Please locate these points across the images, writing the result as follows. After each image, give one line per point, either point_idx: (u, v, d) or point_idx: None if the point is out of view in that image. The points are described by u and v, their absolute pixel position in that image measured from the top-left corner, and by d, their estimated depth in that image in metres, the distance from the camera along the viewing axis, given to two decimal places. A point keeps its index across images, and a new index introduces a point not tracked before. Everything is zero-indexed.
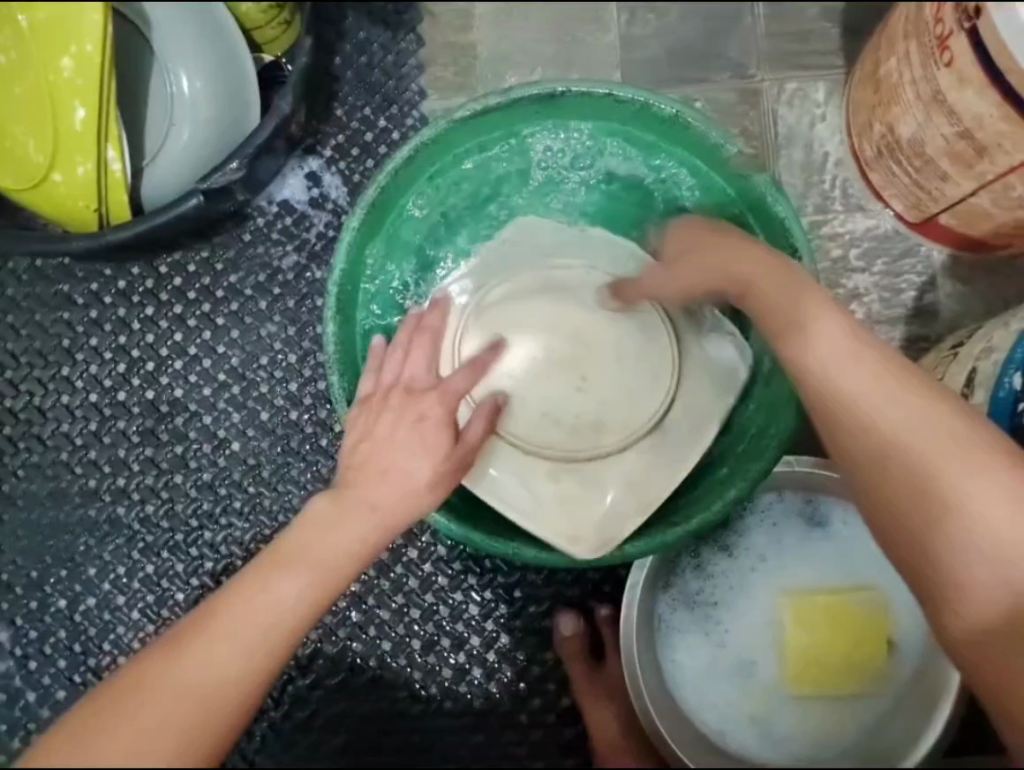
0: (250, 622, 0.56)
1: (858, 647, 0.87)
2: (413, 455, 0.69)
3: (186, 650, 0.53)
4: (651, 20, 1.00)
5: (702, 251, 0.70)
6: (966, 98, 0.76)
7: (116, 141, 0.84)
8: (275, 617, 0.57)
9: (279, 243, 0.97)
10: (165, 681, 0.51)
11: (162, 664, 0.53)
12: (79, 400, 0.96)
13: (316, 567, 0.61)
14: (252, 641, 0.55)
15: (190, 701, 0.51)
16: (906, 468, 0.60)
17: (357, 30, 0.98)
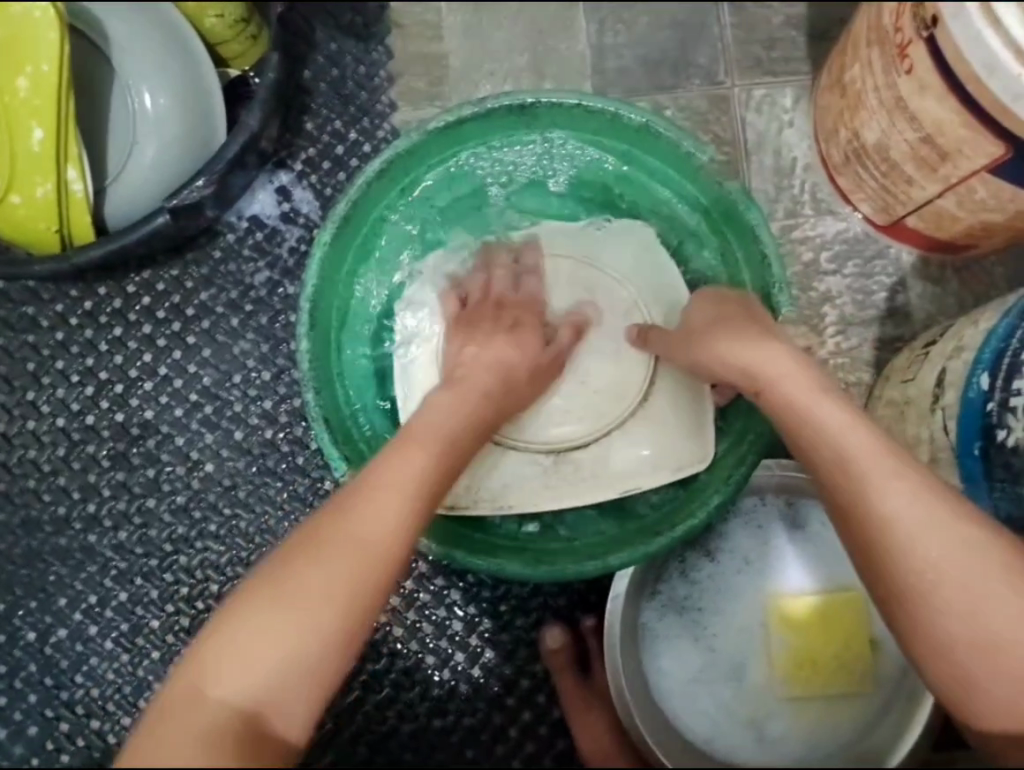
0: (391, 488, 0.63)
1: (838, 657, 0.88)
2: (505, 349, 0.78)
3: (341, 519, 0.61)
4: (621, 28, 1.00)
5: (715, 338, 0.75)
6: (928, 105, 0.78)
7: (77, 161, 0.82)
8: (410, 480, 0.64)
9: (251, 260, 0.95)
10: (329, 544, 0.59)
11: (324, 531, 0.60)
12: (46, 425, 0.94)
13: (433, 440, 0.68)
14: (399, 502, 0.62)
15: (355, 559, 0.59)
16: (907, 570, 0.64)
17: (326, 42, 0.97)
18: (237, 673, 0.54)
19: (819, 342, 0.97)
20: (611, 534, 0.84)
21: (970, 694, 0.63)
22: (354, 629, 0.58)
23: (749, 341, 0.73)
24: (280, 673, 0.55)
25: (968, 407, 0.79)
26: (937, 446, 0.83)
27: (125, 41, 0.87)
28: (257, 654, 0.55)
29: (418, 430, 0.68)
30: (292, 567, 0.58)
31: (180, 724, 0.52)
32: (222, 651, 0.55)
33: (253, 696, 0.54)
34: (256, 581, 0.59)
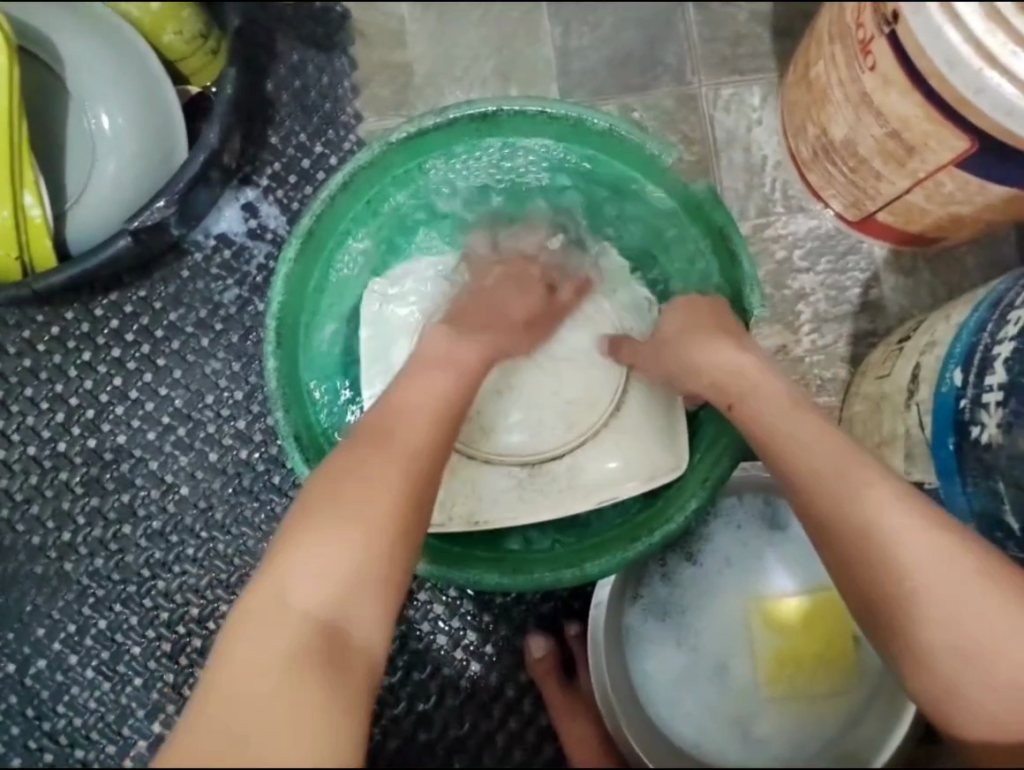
0: (420, 407, 0.66)
1: (823, 664, 0.88)
2: (517, 292, 0.81)
3: (381, 436, 0.62)
4: (585, 28, 0.99)
5: (693, 351, 0.75)
6: (892, 100, 0.77)
7: (33, 187, 0.80)
8: (441, 401, 0.67)
9: (219, 278, 0.94)
10: (381, 452, 0.61)
11: (365, 448, 0.61)
12: (17, 454, 0.92)
13: (451, 362, 0.71)
14: (437, 423, 0.65)
15: (404, 467, 0.61)
16: (887, 580, 0.64)
17: (287, 53, 0.96)
18: (313, 583, 0.54)
19: (794, 341, 0.97)
20: (589, 543, 0.83)
21: (956, 705, 0.64)
22: (414, 530, 0.59)
23: (724, 354, 0.74)
24: (355, 578, 0.55)
25: (942, 403, 0.78)
26: (913, 442, 0.83)
27: (79, 60, 0.85)
28: (330, 557, 0.55)
29: (439, 356, 0.71)
30: (341, 483, 0.59)
31: (265, 637, 0.51)
32: (293, 559, 0.55)
33: (333, 602, 0.54)
34: (311, 495, 0.59)
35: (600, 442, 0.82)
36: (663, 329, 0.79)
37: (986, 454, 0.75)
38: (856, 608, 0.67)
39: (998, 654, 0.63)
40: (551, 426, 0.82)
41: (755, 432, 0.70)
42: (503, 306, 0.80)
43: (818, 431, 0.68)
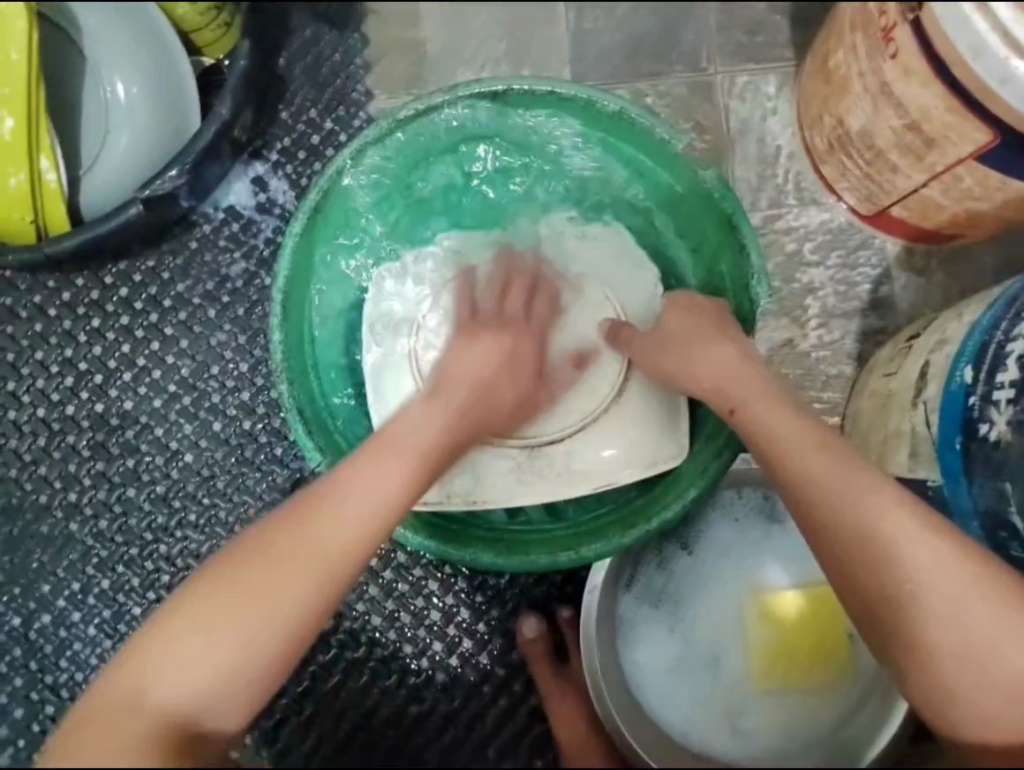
0: (356, 506, 0.63)
1: (814, 661, 0.88)
2: (507, 339, 0.77)
3: (295, 529, 0.61)
4: (601, 13, 0.98)
5: (687, 342, 0.74)
6: (914, 90, 0.76)
7: (49, 151, 0.82)
8: (380, 503, 0.63)
9: (227, 250, 0.95)
10: (289, 548, 0.61)
11: (281, 540, 0.61)
12: (27, 414, 0.94)
13: (415, 451, 0.67)
14: (361, 525, 0.63)
15: (305, 568, 0.60)
16: (887, 585, 0.63)
17: (302, 29, 0.96)
18: (182, 676, 0.56)
19: (801, 336, 0.96)
20: (586, 527, 0.84)
21: (957, 708, 0.63)
22: (298, 633, 0.60)
23: (714, 351, 0.73)
24: (221, 680, 0.57)
25: (950, 401, 0.77)
26: (917, 440, 0.82)
27: (97, 31, 0.88)
28: (201, 658, 0.57)
29: (401, 440, 0.67)
30: (235, 571, 0.60)
31: (114, 722, 0.53)
32: (169, 647, 0.57)
33: (194, 698, 0.56)
34: (206, 574, 0.61)
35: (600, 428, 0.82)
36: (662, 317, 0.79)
37: (994, 454, 0.73)
38: (859, 612, 0.66)
39: (996, 653, 0.62)
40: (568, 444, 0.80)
41: (753, 441, 0.69)
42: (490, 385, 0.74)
43: (796, 425, 0.68)
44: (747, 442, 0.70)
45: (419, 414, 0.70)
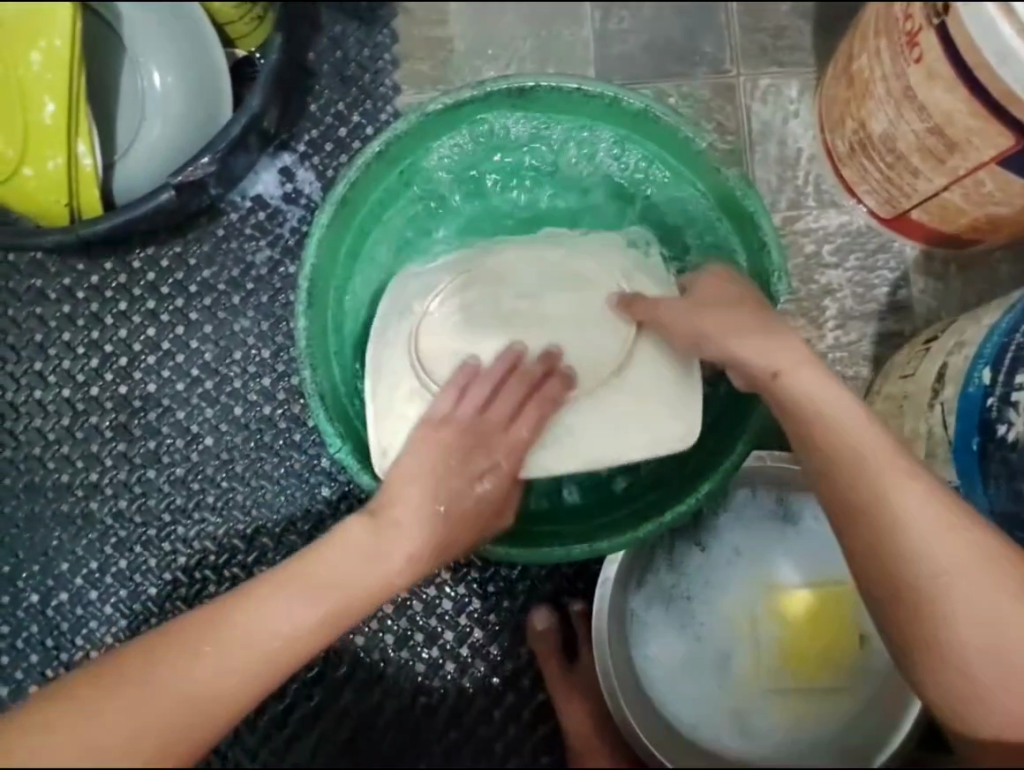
0: (252, 638, 0.60)
1: (826, 664, 0.88)
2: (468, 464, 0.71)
3: (180, 652, 0.58)
4: (626, 16, 1.00)
5: (725, 312, 0.70)
6: (937, 94, 0.77)
7: (87, 136, 0.85)
8: (281, 637, 0.60)
9: (252, 238, 0.97)
10: (167, 671, 0.57)
11: (164, 660, 0.58)
12: (52, 394, 0.95)
13: (336, 590, 0.63)
14: (253, 660, 0.59)
15: (180, 701, 0.57)
16: (909, 574, 0.63)
17: (333, 25, 0.98)
18: None
19: (818, 337, 0.97)
20: (601, 521, 0.84)
21: (965, 698, 0.63)
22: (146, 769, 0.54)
23: (761, 332, 0.68)
24: None
25: (967, 403, 0.77)
26: (934, 440, 0.82)
27: (136, 22, 0.90)
28: None
29: (320, 576, 0.63)
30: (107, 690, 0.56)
31: None
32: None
33: None
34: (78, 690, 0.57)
35: (596, 403, 0.76)
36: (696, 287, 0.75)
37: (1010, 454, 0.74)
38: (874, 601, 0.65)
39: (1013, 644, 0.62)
40: (546, 414, 0.74)
41: (791, 416, 0.66)
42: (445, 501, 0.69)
43: (836, 399, 0.65)
44: (783, 418, 0.67)
45: (353, 546, 0.65)
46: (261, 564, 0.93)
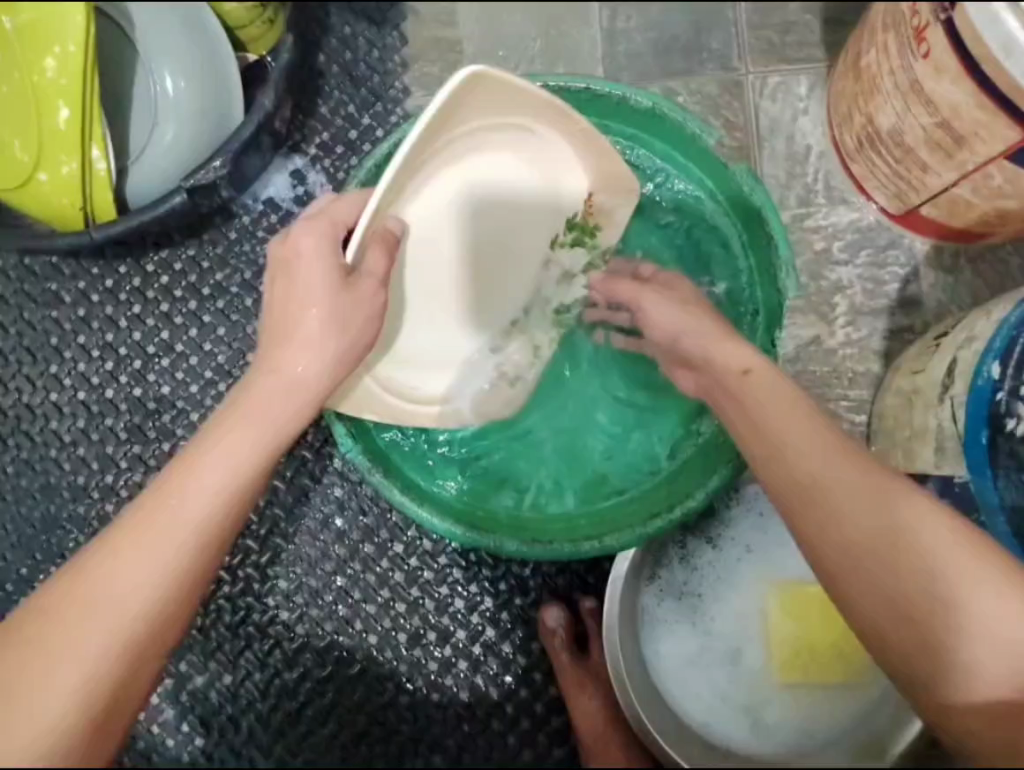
0: (163, 528, 0.59)
1: (830, 666, 0.89)
2: (300, 268, 0.66)
3: (94, 570, 0.58)
4: (634, 15, 1.00)
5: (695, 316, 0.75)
6: (944, 89, 0.76)
7: (100, 141, 0.85)
8: (194, 512, 0.60)
9: (264, 240, 0.97)
10: (87, 591, 0.57)
11: (81, 580, 0.57)
12: (67, 397, 0.97)
13: (233, 451, 0.63)
14: (172, 548, 0.59)
15: (119, 611, 0.57)
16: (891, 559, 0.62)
17: (342, 27, 0.99)
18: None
19: (828, 333, 0.97)
20: (614, 518, 0.83)
21: (953, 672, 0.60)
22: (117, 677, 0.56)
23: (703, 323, 0.74)
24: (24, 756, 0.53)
25: (976, 396, 0.78)
26: (943, 435, 0.82)
27: (148, 25, 0.91)
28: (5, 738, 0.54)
29: (213, 447, 0.62)
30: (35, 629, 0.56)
31: None
32: None
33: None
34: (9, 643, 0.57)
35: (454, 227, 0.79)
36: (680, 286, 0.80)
37: None
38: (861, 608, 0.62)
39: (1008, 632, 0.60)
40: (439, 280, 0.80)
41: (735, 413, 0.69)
42: (299, 345, 0.66)
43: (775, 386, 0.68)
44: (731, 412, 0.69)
45: (236, 407, 0.64)
46: (275, 563, 0.95)
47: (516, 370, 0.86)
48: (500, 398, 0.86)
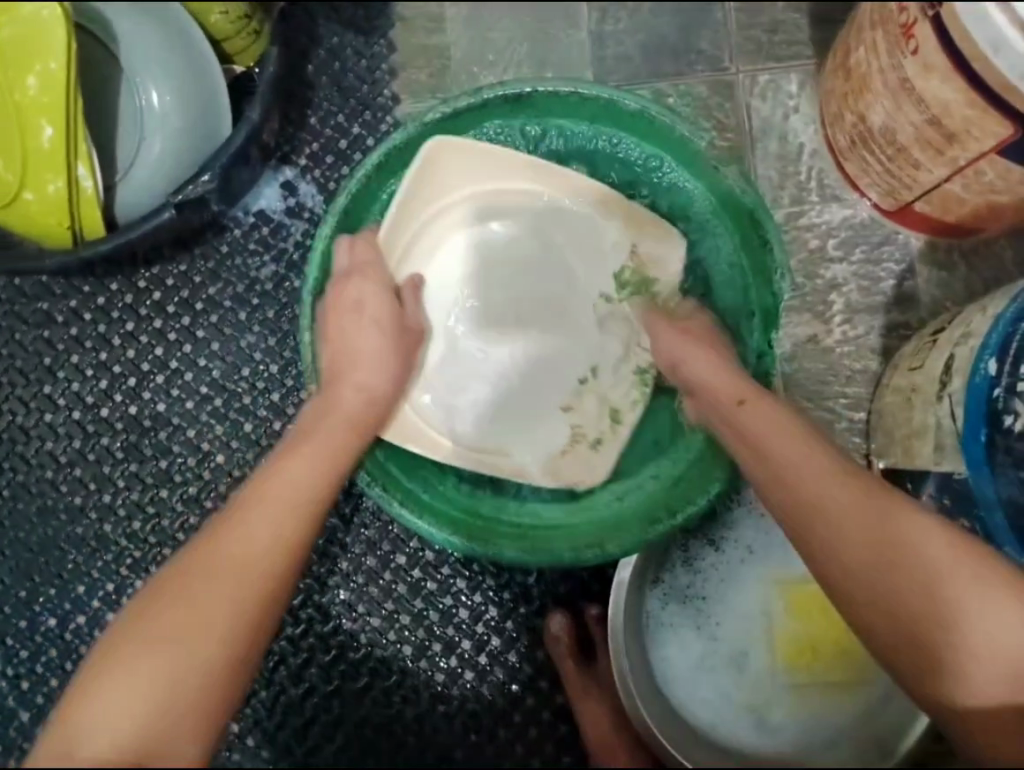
0: (271, 506, 0.66)
1: (837, 668, 0.89)
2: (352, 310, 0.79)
3: (212, 548, 0.62)
4: (622, 17, 0.99)
5: (694, 345, 0.78)
6: (933, 85, 0.76)
7: (86, 158, 0.84)
8: (297, 496, 0.68)
9: (256, 254, 0.97)
10: (208, 562, 0.61)
11: (200, 556, 0.62)
12: (62, 418, 0.96)
13: (319, 447, 0.72)
14: (283, 523, 0.65)
15: (242, 574, 0.61)
16: (893, 563, 0.64)
17: (328, 36, 0.98)
18: (113, 722, 0.52)
19: (825, 331, 0.96)
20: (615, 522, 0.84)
21: (956, 674, 0.62)
22: (246, 632, 0.59)
23: (700, 353, 0.78)
24: (161, 710, 0.54)
25: (973, 394, 0.77)
26: (943, 432, 0.81)
27: (132, 38, 0.90)
28: (130, 696, 0.54)
29: (302, 448, 0.72)
30: (159, 601, 0.59)
31: None
32: (92, 701, 0.54)
33: (137, 729, 0.52)
34: (128, 622, 0.58)
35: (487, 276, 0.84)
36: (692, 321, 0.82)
37: None
38: (863, 621, 0.65)
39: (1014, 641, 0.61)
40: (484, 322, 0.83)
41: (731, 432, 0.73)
42: (363, 365, 0.78)
43: (770, 408, 0.72)
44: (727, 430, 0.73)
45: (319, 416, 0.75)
46: None
47: (596, 431, 0.84)
48: (580, 457, 0.84)
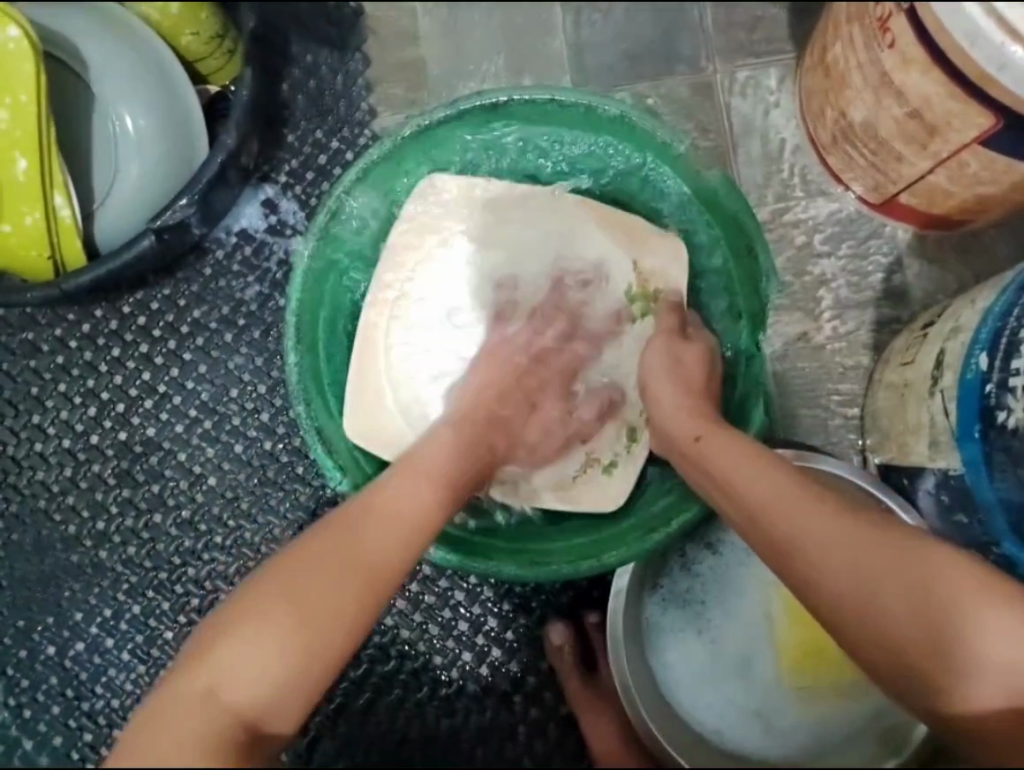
0: (397, 516, 0.64)
1: (841, 669, 0.88)
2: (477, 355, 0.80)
3: (341, 533, 0.62)
4: (598, 21, 0.98)
5: (675, 377, 0.77)
6: (912, 78, 0.75)
7: (62, 188, 0.84)
8: (417, 510, 0.66)
9: (240, 275, 0.96)
10: (336, 546, 0.61)
11: (329, 537, 0.61)
12: (53, 446, 0.95)
13: (441, 467, 0.70)
14: (403, 532, 0.64)
15: (364, 570, 0.60)
16: (900, 595, 0.63)
17: (302, 53, 0.97)
18: (239, 678, 0.54)
19: (814, 328, 0.96)
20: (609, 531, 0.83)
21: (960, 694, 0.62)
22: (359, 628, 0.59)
23: (678, 390, 0.76)
24: (285, 678, 0.55)
25: (966, 389, 0.76)
26: (937, 429, 0.81)
27: (101, 63, 0.89)
28: (258, 653, 0.55)
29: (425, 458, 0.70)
30: (291, 568, 0.59)
31: (184, 717, 0.52)
32: (224, 646, 0.56)
33: (260, 692, 0.54)
34: (264, 578, 0.59)
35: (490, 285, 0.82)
36: (696, 343, 0.80)
37: (1011, 441, 0.73)
38: (864, 653, 0.65)
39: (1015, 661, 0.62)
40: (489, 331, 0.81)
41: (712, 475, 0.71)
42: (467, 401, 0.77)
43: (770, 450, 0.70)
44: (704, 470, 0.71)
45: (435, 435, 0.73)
46: None
47: (610, 453, 0.83)
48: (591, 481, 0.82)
